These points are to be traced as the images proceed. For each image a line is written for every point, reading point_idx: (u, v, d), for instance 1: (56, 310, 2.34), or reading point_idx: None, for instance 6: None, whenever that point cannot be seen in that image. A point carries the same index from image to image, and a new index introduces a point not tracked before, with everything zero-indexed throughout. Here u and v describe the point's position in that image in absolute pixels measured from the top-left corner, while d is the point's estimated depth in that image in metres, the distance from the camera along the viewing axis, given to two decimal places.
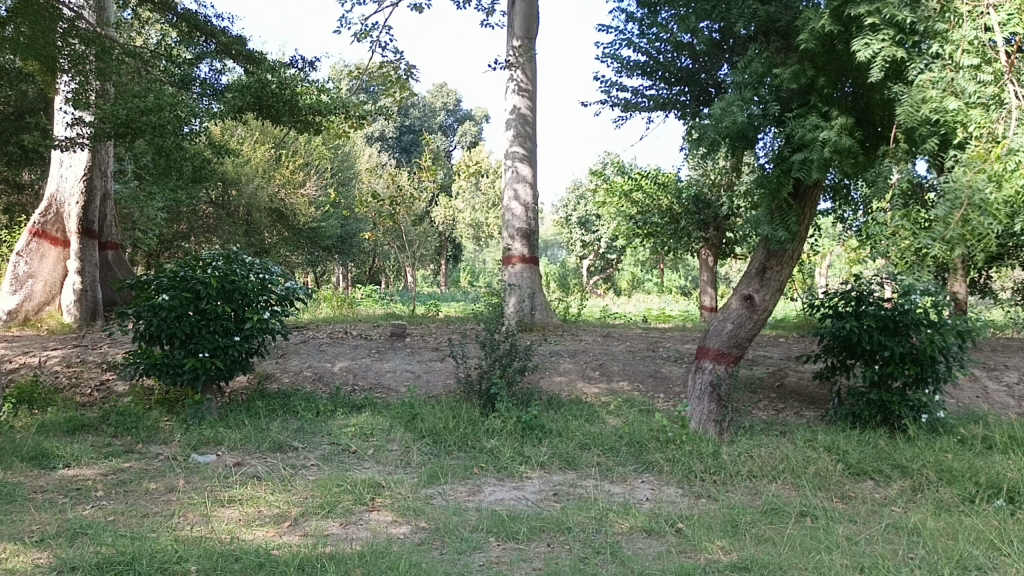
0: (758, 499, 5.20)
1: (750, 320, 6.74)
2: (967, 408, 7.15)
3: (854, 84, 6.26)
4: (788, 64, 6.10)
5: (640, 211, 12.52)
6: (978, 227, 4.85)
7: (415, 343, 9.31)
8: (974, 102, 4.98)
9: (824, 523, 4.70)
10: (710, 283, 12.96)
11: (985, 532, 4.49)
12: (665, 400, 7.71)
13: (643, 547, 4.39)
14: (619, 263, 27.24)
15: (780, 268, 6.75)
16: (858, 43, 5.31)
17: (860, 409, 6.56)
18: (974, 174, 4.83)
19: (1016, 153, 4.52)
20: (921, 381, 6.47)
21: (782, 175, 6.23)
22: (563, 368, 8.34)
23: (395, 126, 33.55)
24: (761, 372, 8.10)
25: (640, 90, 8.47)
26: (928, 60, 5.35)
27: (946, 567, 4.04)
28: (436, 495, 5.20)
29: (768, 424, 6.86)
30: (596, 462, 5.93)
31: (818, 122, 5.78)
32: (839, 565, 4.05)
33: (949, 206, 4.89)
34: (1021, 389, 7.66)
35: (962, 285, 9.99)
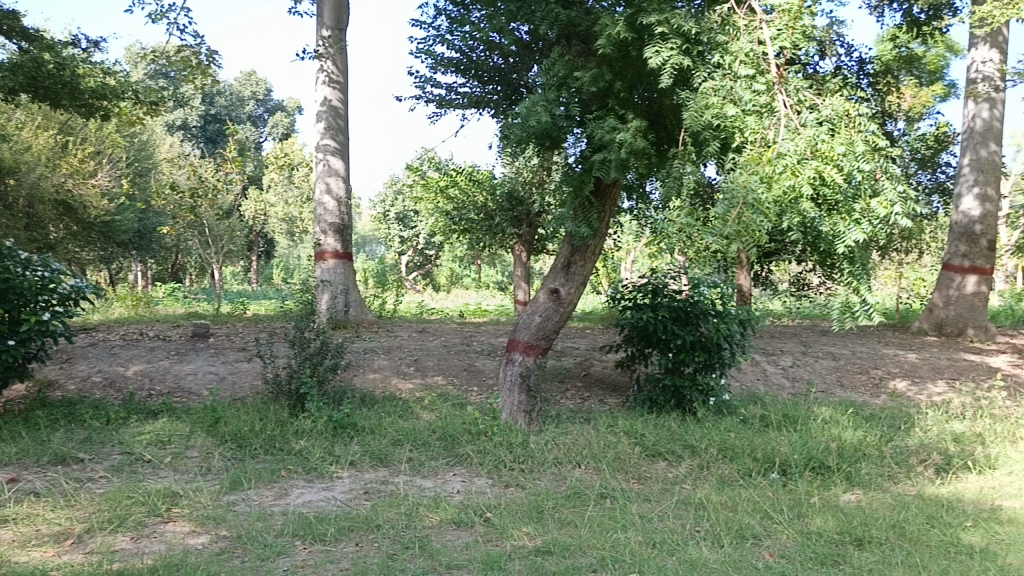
0: (562, 484, 5.41)
1: (556, 313, 7.00)
2: (749, 390, 7.80)
3: (650, 89, 6.63)
4: (588, 67, 6.37)
5: (456, 207, 12.72)
6: (751, 224, 5.17)
7: (220, 343, 8.87)
8: (749, 109, 5.43)
9: (621, 503, 4.96)
10: (523, 278, 13.34)
11: (760, 503, 4.92)
12: (477, 393, 7.82)
13: (451, 539, 4.44)
14: (437, 260, 27.41)
15: (584, 262, 7.07)
16: (649, 50, 5.66)
17: (656, 395, 6.98)
18: (748, 175, 5.22)
19: (784, 157, 5.08)
20: (709, 366, 6.98)
21: (585, 174, 6.68)
22: (377, 365, 8.27)
23: (200, 114, 31.79)
24: (568, 362, 8.44)
25: (453, 86, 8.55)
26: (711, 68, 5.77)
27: (725, 538, 4.40)
28: (239, 501, 5.00)
29: (573, 412, 7.15)
30: (407, 458, 5.93)
31: (615, 124, 6.09)
32: (633, 542, 4.31)
33: (726, 204, 5.24)
34: (794, 371, 8.46)
35: (746, 277, 10.90)
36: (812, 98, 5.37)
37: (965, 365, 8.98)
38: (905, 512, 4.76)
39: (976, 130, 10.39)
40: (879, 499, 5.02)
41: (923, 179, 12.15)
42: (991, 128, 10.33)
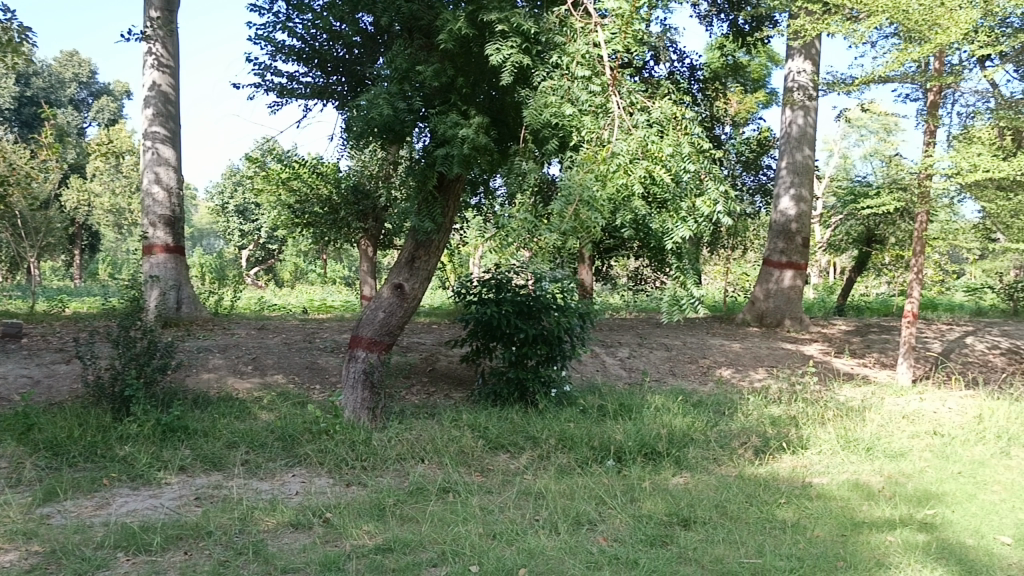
0: (405, 480, 5.38)
1: (400, 308, 6.95)
2: (588, 380, 8.07)
3: (492, 86, 6.68)
4: (430, 62, 6.36)
5: (299, 200, 12.36)
6: (587, 221, 5.34)
7: (34, 344, 8.18)
8: (586, 109, 5.60)
9: (462, 497, 5.00)
10: (369, 273, 13.16)
11: (595, 490, 5.10)
12: (320, 391, 7.62)
13: (288, 541, 4.31)
14: (281, 254, 26.52)
15: (428, 257, 7.05)
16: (490, 47, 5.73)
17: (499, 388, 7.06)
18: (583, 173, 5.39)
19: (617, 157, 5.31)
20: (551, 358, 7.18)
21: (427, 168, 6.67)
22: (212, 364, 7.90)
23: (13, 95, 29.22)
24: (413, 358, 8.41)
25: (295, 75, 8.28)
26: (550, 68, 5.93)
27: (562, 526, 4.53)
28: (53, 514, 4.62)
29: (417, 407, 7.12)
30: (243, 460, 5.70)
31: (458, 119, 6.10)
32: (473, 535, 4.35)
33: (563, 201, 5.35)
34: (630, 362, 8.83)
35: (587, 272, 11.30)
36: (643, 100, 5.63)
37: (782, 353, 9.70)
38: (727, 492, 5.08)
39: (792, 135, 11.20)
40: (703, 481, 5.33)
41: (747, 181, 12.95)
42: (806, 133, 11.17)
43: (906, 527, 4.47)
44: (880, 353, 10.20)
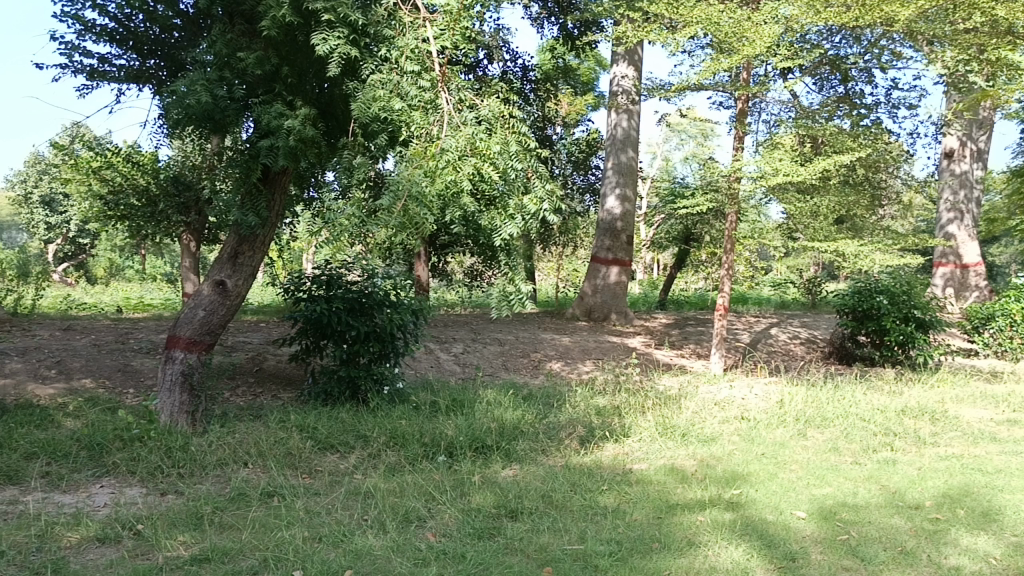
0: (226, 486, 5.14)
1: (222, 306, 6.64)
2: (421, 376, 8.05)
3: (321, 78, 6.52)
4: (253, 49, 6.10)
5: (113, 191, 11.51)
6: (415, 217, 5.27)
7: None
8: (415, 104, 5.57)
9: (287, 501, 4.84)
10: (191, 269, 12.47)
11: (425, 486, 5.09)
12: (133, 395, 7.13)
13: (93, 558, 4.00)
14: (93, 249, 24.62)
15: (252, 253, 6.78)
16: (316, 37, 5.57)
17: (330, 387, 6.89)
18: (412, 169, 5.34)
19: (446, 153, 5.29)
20: (384, 356, 7.09)
21: (251, 160, 6.39)
22: (7, 370, 7.21)
23: None
24: (238, 358, 8.07)
25: (107, 57, 7.69)
26: (378, 62, 5.87)
27: (391, 525, 4.48)
28: None
29: (242, 409, 6.82)
30: (43, 473, 5.24)
31: (283, 110, 5.89)
32: (298, 539, 4.22)
33: (391, 196, 5.26)
34: (463, 357, 8.89)
35: (423, 268, 11.27)
36: (472, 99, 5.69)
37: (608, 346, 10.11)
38: (553, 482, 5.22)
39: (617, 137, 11.65)
40: (532, 472, 5.45)
41: (577, 180, 13.34)
42: (630, 136, 11.65)
43: (715, 507, 4.77)
44: (696, 345, 10.85)
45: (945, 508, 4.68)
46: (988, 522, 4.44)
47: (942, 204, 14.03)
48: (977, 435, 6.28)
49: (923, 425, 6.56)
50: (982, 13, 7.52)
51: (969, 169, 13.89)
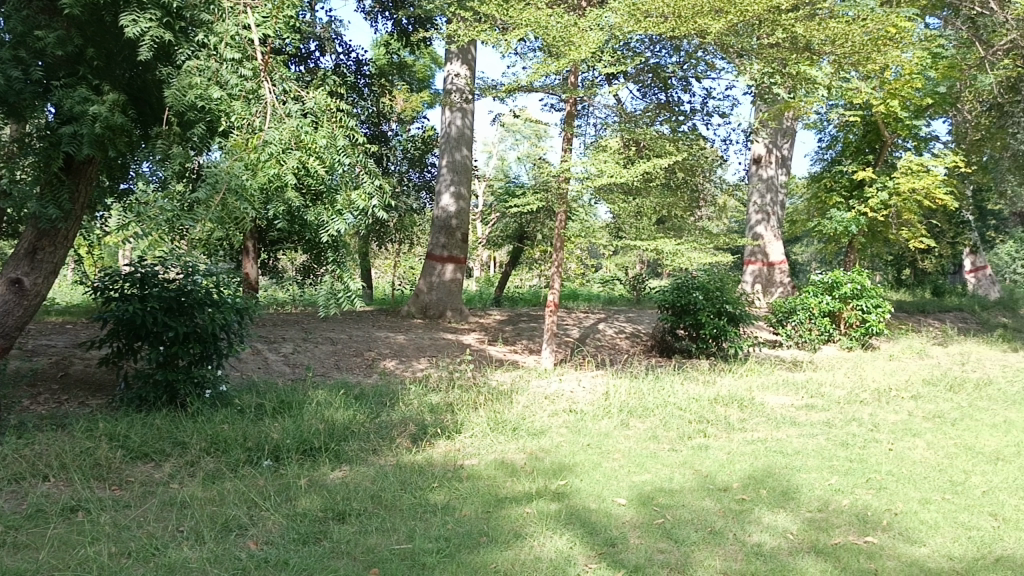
0: (23, 503, 4.70)
1: (19, 307, 6.15)
2: (247, 378, 7.72)
3: (133, 63, 6.22)
4: (53, 28, 5.63)
5: None
6: (235, 211, 5.06)
7: None
8: (235, 94, 5.33)
9: (93, 515, 4.49)
10: None
11: (247, 493, 4.88)
12: None
13: None
14: None
15: (54, 249, 6.25)
16: (125, 18, 5.24)
17: (145, 392, 6.49)
18: (232, 161, 5.10)
19: (269, 146, 5.09)
20: (205, 358, 6.74)
21: (49, 149, 5.82)
22: None
23: None
24: (40, 363, 7.42)
25: None
26: (195, 48, 5.61)
27: (209, 535, 4.26)
28: None
29: (43, 418, 6.26)
30: None
31: (88, 95, 5.48)
32: (104, 556, 3.92)
33: (208, 189, 5.00)
34: (294, 358, 8.62)
35: (252, 266, 10.82)
36: (298, 90, 5.49)
37: (442, 343, 10.12)
38: (382, 481, 5.16)
39: (451, 135, 11.67)
40: (361, 473, 5.36)
41: (413, 177, 13.26)
42: (464, 134, 11.71)
43: (541, 498, 4.89)
44: (528, 340, 11.08)
45: (750, 489, 5.03)
46: (787, 500, 4.81)
47: (752, 206, 15.09)
48: (779, 420, 6.80)
49: (733, 412, 7.02)
50: (784, 29, 8.19)
51: (775, 174, 15.02)
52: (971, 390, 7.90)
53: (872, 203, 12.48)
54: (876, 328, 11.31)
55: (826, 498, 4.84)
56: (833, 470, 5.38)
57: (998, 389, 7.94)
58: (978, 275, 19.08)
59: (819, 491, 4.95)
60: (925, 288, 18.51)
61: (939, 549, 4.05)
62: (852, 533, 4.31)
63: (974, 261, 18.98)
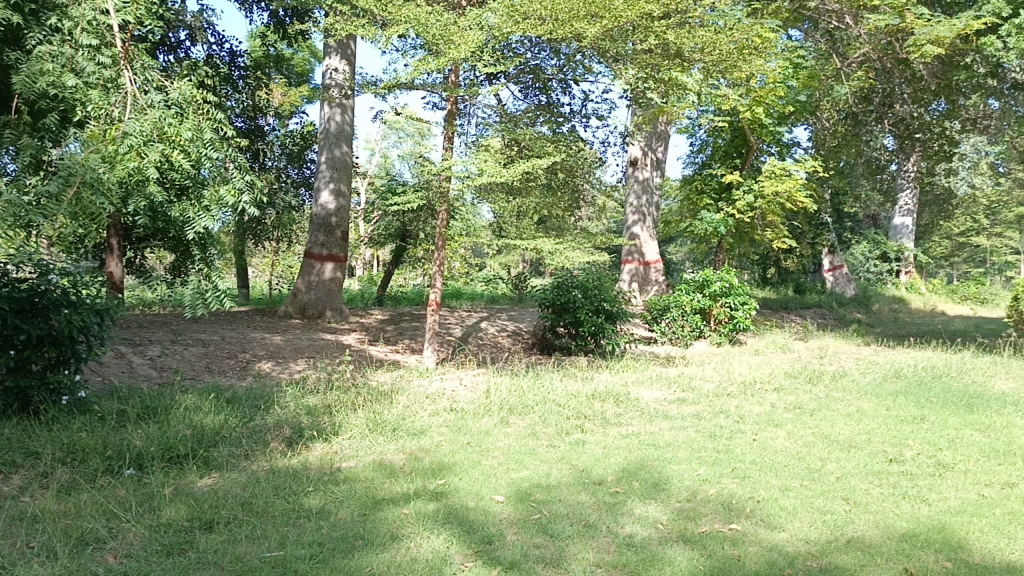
0: None
1: None
2: (109, 382, 7.31)
3: None
4: None
5: None
6: (89, 205, 4.76)
7: None
8: (92, 82, 5.05)
9: None
10: None
11: (107, 504, 4.62)
12: None
13: None
14: None
15: None
16: None
17: None
18: (88, 153, 4.82)
19: (129, 137, 4.83)
20: (60, 362, 6.30)
21: None
22: None
23: None
24: None
25: None
26: (48, 33, 5.32)
27: (64, 550, 4.01)
28: None
29: None
30: None
31: None
32: None
33: (60, 183, 4.69)
34: (162, 360, 8.23)
35: (117, 266, 10.18)
36: (160, 80, 5.26)
37: (321, 344, 9.90)
38: (254, 487, 5.00)
39: (330, 131, 11.44)
40: (232, 480, 5.17)
41: (291, 173, 12.90)
42: (343, 130, 11.51)
43: (419, 498, 4.85)
44: (409, 340, 10.99)
45: (623, 482, 5.17)
46: (658, 492, 4.96)
47: (629, 206, 15.55)
48: (652, 414, 7.02)
49: (609, 408, 7.20)
50: (656, 36, 8.42)
51: (650, 176, 15.51)
52: (828, 382, 8.42)
53: (739, 205, 13.08)
54: (743, 324, 11.87)
55: (694, 488, 5.02)
56: (701, 461, 5.59)
57: (852, 380, 8.50)
58: (835, 273, 20.33)
59: (688, 482, 5.13)
60: (788, 286, 19.56)
61: (796, 533, 4.27)
62: (718, 521, 4.49)
63: (832, 261, 20.21)
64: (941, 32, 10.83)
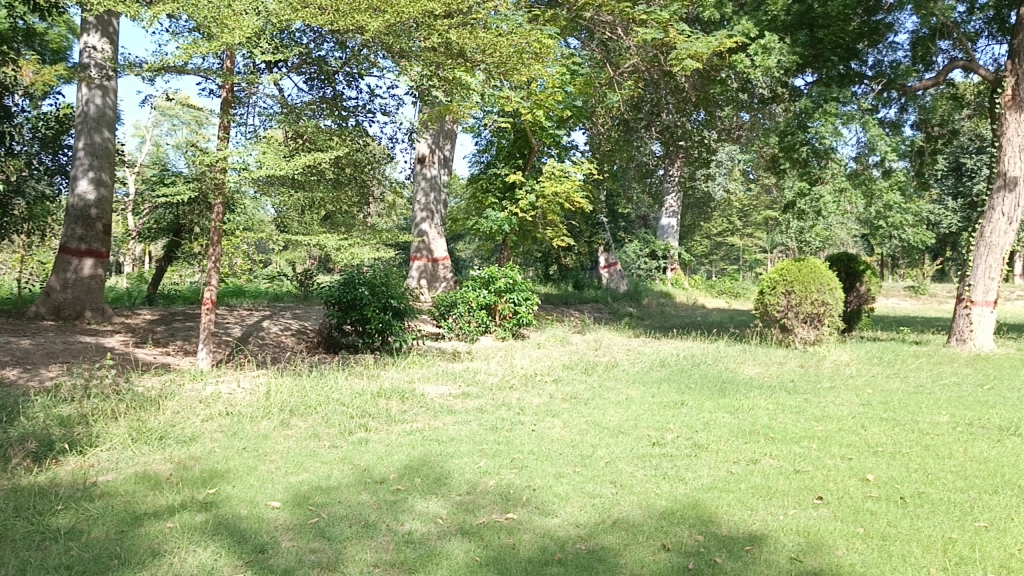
0: None
1: None
2: None
3: None
4: None
5: None
6: None
7: None
8: None
9: None
10: None
11: None
12: None
13: None
14: None
15: None
16: None
17: None
18: None
19: None
20: None
21: None
22: None
23: None
24: None
25: None
26: None
27: None
28: None
29: None
30: None
31: None
32: None
33: None
34: None
35: None
36: None
37: (79, 347, 9.04)
38: None
39: (89, 115, 10.48)
40: None
41: (44, 160, 11.68)
42: (104, 115, 10.60)
43: (185, 510, 4.55)
44: (182, 341, 10.32)
45: (405, 478, 5.15)
46: (439, 486, 4.99)
47: (417, 204, 15.58)
48: (436, 409, 7.06)
49: (394, 405, 7.14)
50: (438, 34, 8.55)
51: (438, 174, 15.62)
52: (601, 372, 8.92)
53: (522, 204, 13.50)
54: (526, 319, 12.30)
55: (474, 481, 5.11)
56: (482, 453, 5.71)
57: (622, 370, 9.07)
58: (611, 270, 21.57)
59: (468, 475, 5.21)
60: (568, 282, 20.49)
61: (567, 518, 4.46)
62: (495, 511, 4.59)
63: (607, 259, 21.43)
64: (699, 48, 11.77)
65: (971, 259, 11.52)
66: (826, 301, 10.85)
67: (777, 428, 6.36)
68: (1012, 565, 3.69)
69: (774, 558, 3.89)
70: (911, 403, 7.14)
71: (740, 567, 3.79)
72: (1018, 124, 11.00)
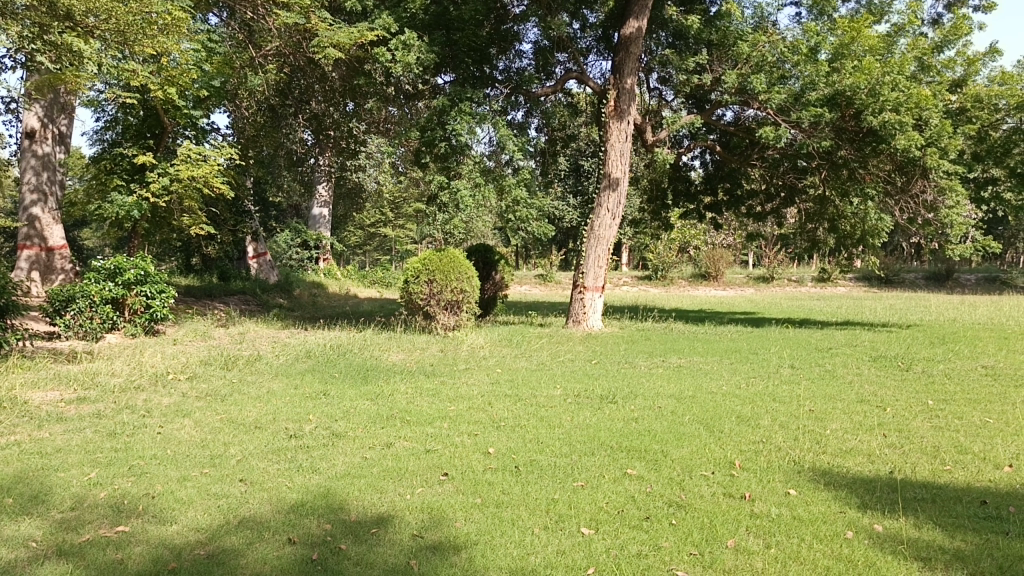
0: None
1: None
2: None
3: None
4: None
5: None
6: None
7: None
8: None
9: None
10: None
11: None
12: None
13: None
14: None
15: None
16: None
17: None
18: None
19: None
20: None
21: None
22: None
23: None
24: None
25: None
26: None
27: None
28: None
29: None
30: None
31: None
32: None
33: None
34: None
35: None
36: None
37: None
38: None
39: None
40: None
41: None
42: None
43: None
44: None
45: None
46: (35, 505, 4.39)
47: (24, 184, 13.58)
48: (42, 418, 6.22)
49: None
50: None
51: (51, 152, 13.87)
52: (242, 366, 8.55)
53: (154, 188, 12.49)
54: (160, 313, 11.49)
55: (81, 494, 4.57)
56: (94, 463, 5.14)
57: (265, 363, 8.79)
58: (260, 260, 21.00)
59: (74, 489, 4.66)
60: (213, 272, 19.33)
61: (188, 523, 4.18)
62: (104, 525, 4.15)
63: (256, 248, 20.89)
64: (341, 38, 11.59)
65: (583, 249, 12.99)
66: (464, 289, 11.56)
67: (412, 411, 6.60)
68: (600, 517, 4.21)
69: (398, 537, 4.02)
70: (532, 379, 7.89)
71: (363, 551, 3.84)
72: (619, 133, 12.60)
